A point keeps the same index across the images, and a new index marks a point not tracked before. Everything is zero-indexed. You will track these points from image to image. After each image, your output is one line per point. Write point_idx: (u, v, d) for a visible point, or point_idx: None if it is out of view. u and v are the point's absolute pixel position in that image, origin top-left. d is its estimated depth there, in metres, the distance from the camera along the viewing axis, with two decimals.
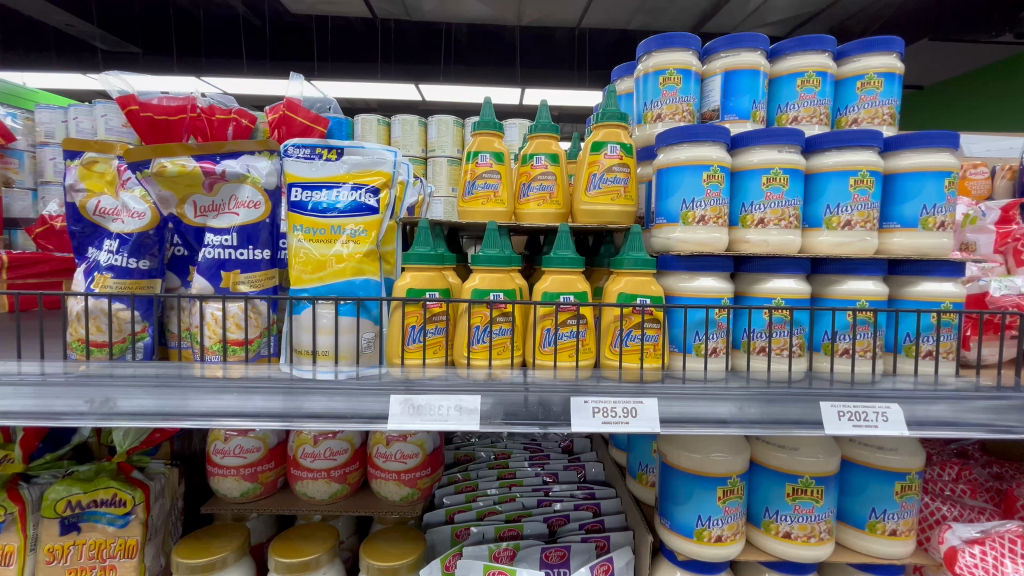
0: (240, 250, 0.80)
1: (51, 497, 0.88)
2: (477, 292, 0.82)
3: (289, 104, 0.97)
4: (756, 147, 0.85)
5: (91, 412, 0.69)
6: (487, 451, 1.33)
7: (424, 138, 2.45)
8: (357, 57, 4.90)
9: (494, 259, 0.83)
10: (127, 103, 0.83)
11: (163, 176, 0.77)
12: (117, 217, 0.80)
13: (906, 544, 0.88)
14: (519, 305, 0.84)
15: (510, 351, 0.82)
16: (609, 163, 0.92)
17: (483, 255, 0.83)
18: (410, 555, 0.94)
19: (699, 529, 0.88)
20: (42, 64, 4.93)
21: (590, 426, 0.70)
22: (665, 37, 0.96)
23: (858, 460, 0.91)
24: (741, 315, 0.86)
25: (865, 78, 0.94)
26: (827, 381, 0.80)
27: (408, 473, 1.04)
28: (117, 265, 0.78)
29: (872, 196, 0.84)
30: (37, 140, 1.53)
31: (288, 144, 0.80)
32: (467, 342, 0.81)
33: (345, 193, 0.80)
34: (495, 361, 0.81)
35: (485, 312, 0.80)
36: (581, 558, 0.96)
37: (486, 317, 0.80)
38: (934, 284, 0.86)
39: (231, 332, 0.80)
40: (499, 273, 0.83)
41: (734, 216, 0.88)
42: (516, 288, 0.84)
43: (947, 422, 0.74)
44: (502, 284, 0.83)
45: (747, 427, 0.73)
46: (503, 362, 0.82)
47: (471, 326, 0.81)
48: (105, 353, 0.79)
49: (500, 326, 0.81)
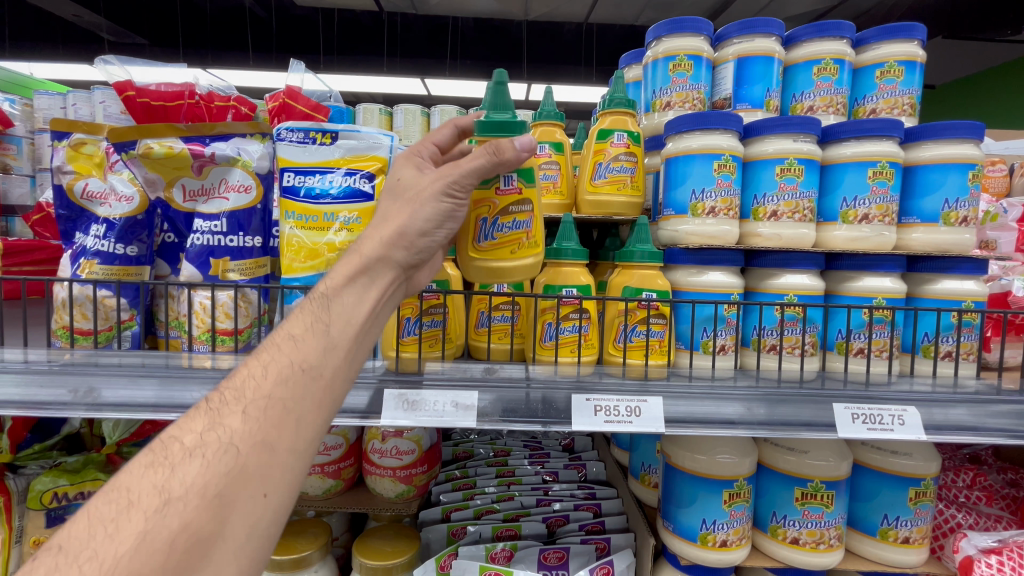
0: (229, 237, 0.77)
1: (37, 489, 0.86)
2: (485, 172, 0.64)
3: (290, 92, 0.92)
4: (769, 136, 0.81)
5: (75, 402, 0.66)
6: (486, 448, 1.30)
7: (428, 129, 2.42)
8: (364, 51, 4.88)
9: (492, 127, 0.63)
10: (124, 89, 0.78)
11: (149, 158, 0.74)
12: (105, 201, 0.76)
13: (918, 552, 0.85)
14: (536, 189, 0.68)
15: (526, 248, 0.67)
16: (616, 152, 0.88)
17: (484, 121, 0.63)
18: (405, 554, 0.92)
19: (702, 534, 0.84)
20: (49, 55, 4.94)
21: (592, 425, 0.67)
22: (675, 21, 0.92)
23: (871, 464, 0.87)
24: (751, 311, 0.82)
25: (885, 66, 0.90)
26: (840, 381, 0.76)
27: (404, 470, 1.02)
28: (104, 251, 0.75)
29: (892, 189, 0.80)
30: (35, 127, 1.47)
31: (280, 127, 0.76)
32: (473, 238, 0.66)
33: (338, 178, 0.76)
34: (511, 260, 0.66)
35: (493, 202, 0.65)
36: (580, 560, 0.93)
37: (494, 209, 0.65)
38: (955, 282, 0.82)
39: (220, 322, 0.77)
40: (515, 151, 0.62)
41: (745, 208, 0.84)
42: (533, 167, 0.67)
43: (966, 427, 0.70)
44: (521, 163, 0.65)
45: (756, 429, 0.69)
46: (521, 260, 0.67)
47: (477, 219, 0.65)
48: (91, 341, 0.76)
49: (514, 219, 0.65)
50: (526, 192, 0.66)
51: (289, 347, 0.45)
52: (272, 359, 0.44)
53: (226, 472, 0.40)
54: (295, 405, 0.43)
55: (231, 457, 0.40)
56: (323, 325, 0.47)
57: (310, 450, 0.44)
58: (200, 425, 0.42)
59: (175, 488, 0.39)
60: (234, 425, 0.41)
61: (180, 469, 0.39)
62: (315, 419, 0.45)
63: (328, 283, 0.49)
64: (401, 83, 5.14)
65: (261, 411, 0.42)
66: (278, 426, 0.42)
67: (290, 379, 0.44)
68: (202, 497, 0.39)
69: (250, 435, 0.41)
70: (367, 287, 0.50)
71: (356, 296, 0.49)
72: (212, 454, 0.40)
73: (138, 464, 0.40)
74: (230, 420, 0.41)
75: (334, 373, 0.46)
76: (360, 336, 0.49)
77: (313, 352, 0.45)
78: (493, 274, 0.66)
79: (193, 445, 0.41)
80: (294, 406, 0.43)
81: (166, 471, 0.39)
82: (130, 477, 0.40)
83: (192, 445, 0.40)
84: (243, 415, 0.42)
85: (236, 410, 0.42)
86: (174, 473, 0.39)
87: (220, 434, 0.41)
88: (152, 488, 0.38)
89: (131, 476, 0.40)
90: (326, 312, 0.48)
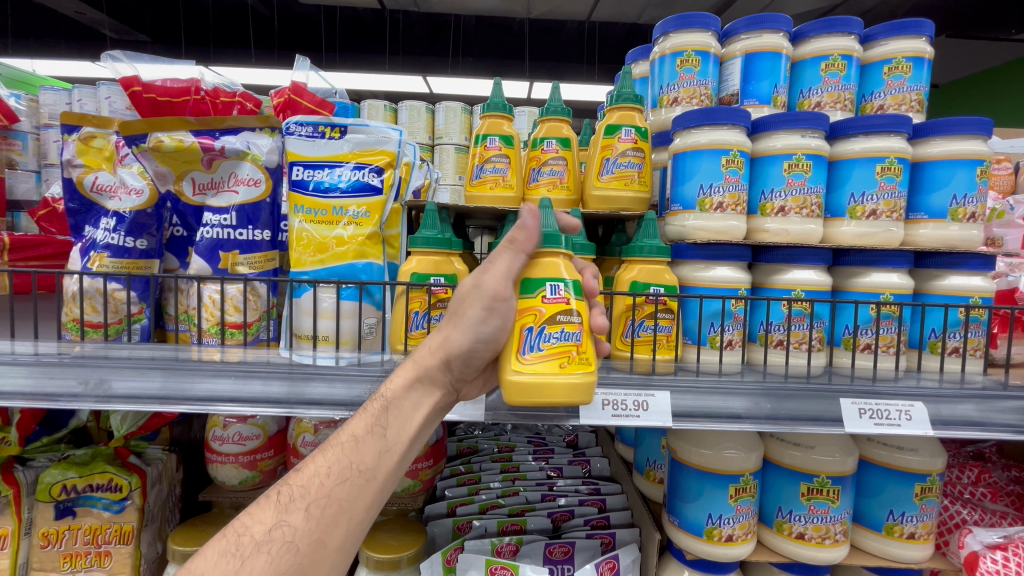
0: (239, 230, 0.78)
1: (45, 481, 0.86)
2: (529, 281, 0.63)
3: (295, 88, 0.93)
4: (778, 132, 0.81)
5: (86, 393, 0.66)
6: (490, 443, 1.30)
7: (431, 126, 2.41)
8: (366, 48, 4.88)
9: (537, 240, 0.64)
10: (130, 84, 0.78)
11: (160, 152, 0.74)
12: (114, 194, 0.77)
13: (924, 548, 0.85)
14: (585, 301, 0.66)
15: (575, 363, 0.62)
16: (623, 147, 0.89)
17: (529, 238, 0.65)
18: (411, 547, 0.93)
19: (708, 528, 0.85)
20: (52, 52, 4.95)
21: (600, 418, 0.68)
22: (683, 16, 0.92)
23: (876, 460, 0.87)
24: (758, 306, 0.82)
25: (893, 62, 0.90)
26: (847, 377, 0.76)
27: (411, 466, 1.03)
28: (114, 244, 0.76)
29: (900, 185, 0.80)
30: (41, 122, 1.47)
31: (290, 121, 0.76)
32: (516, 350, 0.61)
33: (347, 172, 0.77)
34: (556, 377, 0.60)
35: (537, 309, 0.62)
36: (586, 554, 0.93)
37: (541, 317, 0.62)
38: (962, 278, 0.82)
39: (229, 315, 0.77)
40: (561, 255, 0.65)
41: (752, 204, 0.84)
42: (580, 278, 0.66)
43: (973, 422, 0.70)
44: (559, 271, 0.64)
45: (762, 423, 0.70)
46: (567, 377, 0.61)
47: (522, 329, 0.62)
48: (101, 334, 0.76)
49: (561, 329, 0.62)
50: (572, 302, 0.63)
51: (349, 451, 0.55)
52: (335, 462, 0.54)
53: (285, 569, 0.49)
54: (350, 505, 0.53)
55: (293, 553, 0.49)
56: (381, 429, 0.57)
57: (355, 546, 0.53)
58: (269, 518, 0.51)
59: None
60: (298, 523, 0.51)
61: (248, 561, 0.48)
62: (363, 518, 0.54)
63: (385, 394, 0.59)
64: (404, 81, 5.14)
65: (320, 510, 0.52)
66: (332, 526, 0.52)
67: (349, 480, 0.54)
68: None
69: (308, 534, 0.50)
70: (422, 393, 0.61)
71: (413, 402, 0.60)
72: (276, 551, 0.49)
73: (211, 551, 0.49)
74: (296, 517, 0.51)
75: (384, 477, 0.56)
76: (407, 443, 0.58)
77: (371, 455, 0.55)
78: (533, 391, 0.60)
79: (261, 538, 0.50)
80: (348, 507, 0.53)
81: (238, 561, 0.48)
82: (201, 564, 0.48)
83: (261, 539, 0.49)
84: (305, 514, 0.51)
85: (301, 507, 0.52)
86: (244, 565, 0.47)
87: (284, 531, 0.50)
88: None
89: (205, 563, 0.48)
90: (386, 414, 0.58)
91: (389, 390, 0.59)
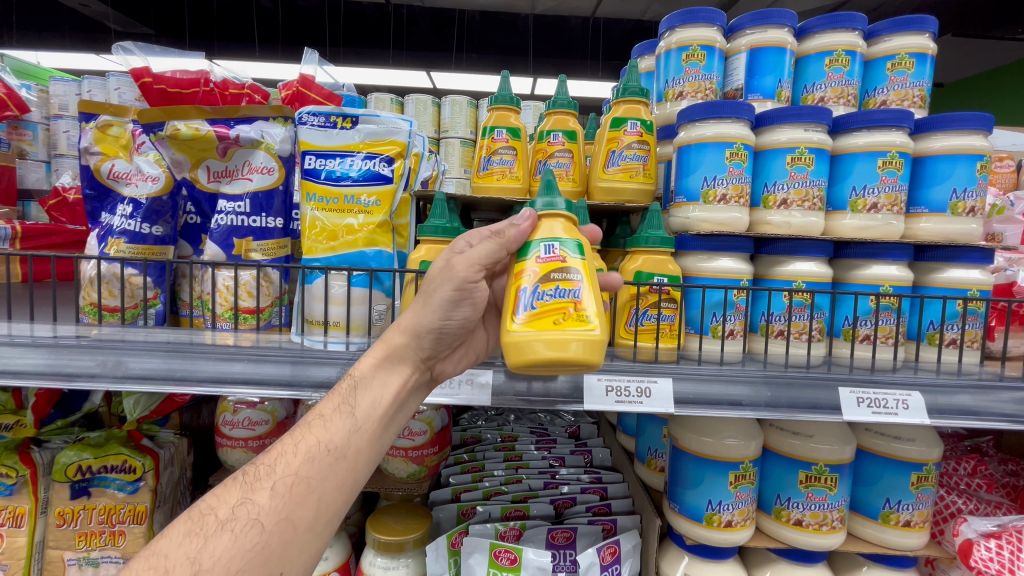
0: (252, 218, 0.79)
1: (62, 462, 0.89)
2: (526, 244, 0.64)
3: (304, 81, 0.95)
4: (781, 126, 0.83)
5: (104, 373, 0.68)
6: (493, 433, 1.31)
7: (436, 119, 2.42)
8: (372, 44, 4.91)
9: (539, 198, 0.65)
10: (141, 75, 0.79)
11: (177, 139, 0.76)
12: (130, 180, 0.79)
13: (919, 536, 0.87)
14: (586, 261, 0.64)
15: (573, 319, 0.60)
16: (628, 140, 0.90)
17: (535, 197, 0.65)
18: (416, 531, 0.95)
19: (708, 514, 0.87)
20: (57, 44, 4.96)
21: (603, 404, 0.69)
22: (689, 11, 0.93)
23: (873, 449, 0.89)
24: (759, 297, 0.84)
25: (896, 59, 0.91)
26: (846, 367, 0.78)
27: (416, 451, 1.04)
28: (131, 230, 0.77)
29: (901, 179, 0.81)
30: (50, 112, 1.48)
31: (302, 111, 0.78)
32: (514, 310, 0.62)
33: (358, 161, 0.78)
34: (552, 333, 0.59)
35: (531, 268, 0.62)
36: (587, 540, 0.95)
37: (535, 276, 0.62)
38: (961, 271, 0.84)
39: (243, 300, 0.79)
40: (560, 218, 0.65)
41: (756, 197, 0.86)
42: (581, 239, 0.65)
43: (968, 411, 0.72)
44: (556, 232, 0.64)
45: (761, 410, 0.71)
46: (563, 333, 0.59)
47: (518, 290, 0.63)
48: (117, 318, 0.78)
49: (553, 285, 0.61)
50: (569, 259, 0.63)
51: (317, 431, 0.56)
52: (302, 444, 0.56)
53: (250, 546, 0.50)
54: (318, 483, 0.54)
55: (258, 530, 0.51)
56: (349, 408, 0.58)
57: (324, 524, 0.54)
58: (234, 498, 0.52)
59: (207, 556, 0.48)
60: (264, 501, 0.52)
61: (212, 540, 0.49)
62: (332, 496, 0.55)
63: (353, 376, 0.60)
64: (408, 76, 5.14)
65: (287, 489, 0.53)
66: (299, 503, 0.53)
67: (316, 459, 0.55)
68: (227, 566, 0.48)
69: (274, 512, 0.52)
70: (390, 372, 0.62)
71: (380, 384, 0.61)
72: (240, 529, 0.50)
73: (176, 531, 0.50)
74: (261, 495, 0.52)
75: (354, 455, 0.57)
76: (377, 421, 0.60)
77: (339, 434, 0.57)
78: (529, 349, 0.59)
79: (226, 518, 0.51)
80: (316, 485, 0.54)
81: (201, 540, 0.49)
82: (166, 545, 0.49)
83: (225, 518, 0.51)
84: (271, 492, 0.53)
85: (267, 486, 0.53)
86: (207, 545, 0.49)
87: (249, 510, 0.51)
88: (186, 558, 0.48)
89: (169, 543, 0.49)
90: (354, 393, 0.59)
91: (358, 370, 0.61)
